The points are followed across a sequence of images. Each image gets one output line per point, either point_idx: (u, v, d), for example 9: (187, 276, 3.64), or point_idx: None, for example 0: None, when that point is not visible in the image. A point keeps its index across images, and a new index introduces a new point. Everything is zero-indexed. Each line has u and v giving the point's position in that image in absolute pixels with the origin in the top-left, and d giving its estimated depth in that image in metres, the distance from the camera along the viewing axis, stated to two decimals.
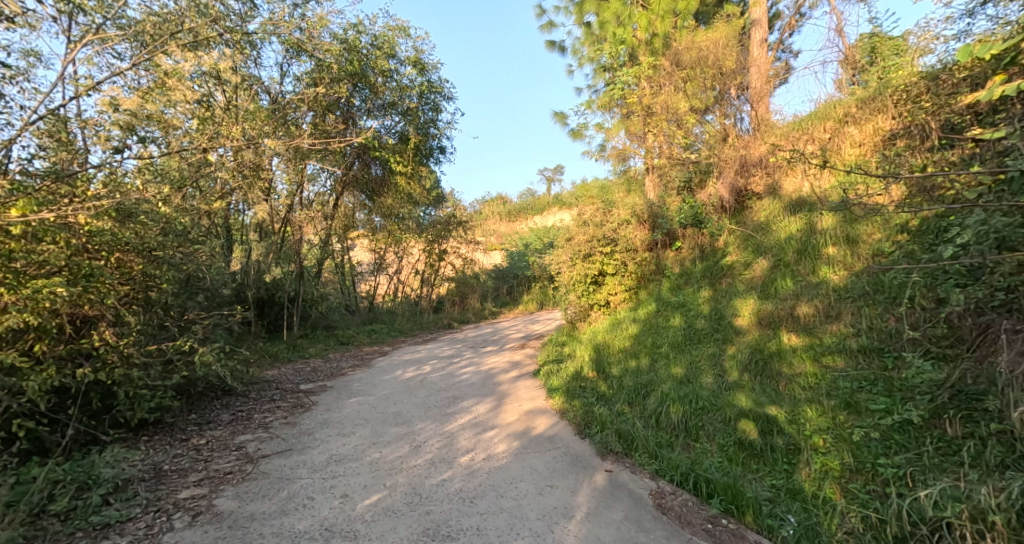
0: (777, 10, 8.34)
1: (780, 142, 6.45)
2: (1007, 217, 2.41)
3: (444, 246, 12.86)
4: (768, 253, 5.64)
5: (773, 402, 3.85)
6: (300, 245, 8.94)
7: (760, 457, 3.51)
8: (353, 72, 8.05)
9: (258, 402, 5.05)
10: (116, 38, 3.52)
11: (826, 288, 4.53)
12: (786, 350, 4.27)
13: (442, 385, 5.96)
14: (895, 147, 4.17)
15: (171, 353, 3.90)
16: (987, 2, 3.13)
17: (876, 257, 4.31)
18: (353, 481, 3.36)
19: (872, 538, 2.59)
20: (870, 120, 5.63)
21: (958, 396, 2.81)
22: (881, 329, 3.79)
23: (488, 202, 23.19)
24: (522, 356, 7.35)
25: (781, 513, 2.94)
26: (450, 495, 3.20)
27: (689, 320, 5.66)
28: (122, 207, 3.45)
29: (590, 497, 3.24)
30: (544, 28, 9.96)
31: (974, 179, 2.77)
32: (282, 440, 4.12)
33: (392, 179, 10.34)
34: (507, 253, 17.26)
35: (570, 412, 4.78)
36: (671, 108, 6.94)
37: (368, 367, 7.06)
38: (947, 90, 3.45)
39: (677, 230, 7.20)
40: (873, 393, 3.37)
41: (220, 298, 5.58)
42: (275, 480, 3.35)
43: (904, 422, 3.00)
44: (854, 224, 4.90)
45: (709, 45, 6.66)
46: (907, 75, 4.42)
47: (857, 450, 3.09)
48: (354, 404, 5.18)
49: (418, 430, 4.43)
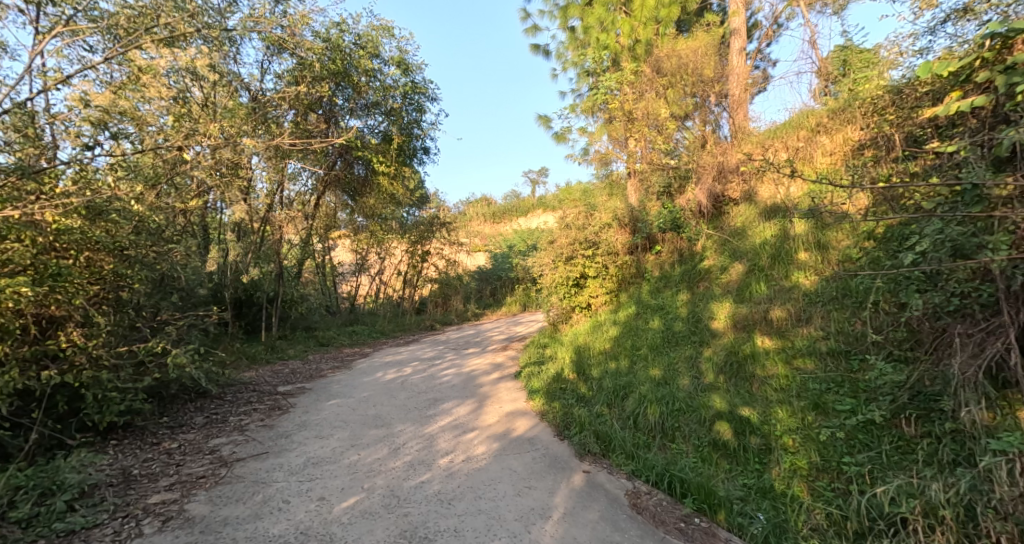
0: (755, 20, 8.55)
1: (754, 150, 6.63)
2: (962, 226, 2.52)
3: (427, 247, 12.78)
4: (743, 258, 5.80)
5: (746, 403, 3.95)
6: (280, 245, 8.79)
7: (733, 457, 3.59)
8: (336, 71, 7.99)
9: (235, 404, 4.98)
10: (90, 29, 3.50)
11: (798, 292, 4.67)
12: (759, 353, 4.38)
13: (423, 386, 5.95)
14: (863, 156, 4.33)
15: (143, 354, 3.80)
16: (947, 20, 3.27)
17: (845, 263, 4.47)
18: (331, 484, 3.34)
19: (834, 534, 2.69)
20: (841, 130, 5.90)
21: (917, 397, 2.95)
22: (848, 332, 3.94)
23: (473, 203, 23.20)
24: (504, 358, 7.38)
25: (751, 511, 3.01)
26: (429, 497, 3.20)
27: (668, 322, 5.77)
28: (94, 204, 3.39)
29: (568, 497, 3.28)
30: (528, 32, 9.91)
31: (933, 190, 2.90)
32: (258, 442, 4.07)
33: (375, 179, 10.29)
34: (491, 254, 17.26)
35: (550, 413, 4.82)
36: (652, 114, 7.08)
37: (348, 369, 7.01)
38: (910, 103, 3.55)
39: (657, 235, 7.35)
40: (840, 395, 3.50)
41: (195, 298, 5.47)
42: (250, 484, 3.30)
43: (867, 422, 3.13)
44: (825, 231, 5.05)
45: (688, 53, 6.90)
46: (875, 88, 4.58)
47: (823, 449, 3.20)
48: (333, 406, 5.14)
49: (397, 432, 4.41)
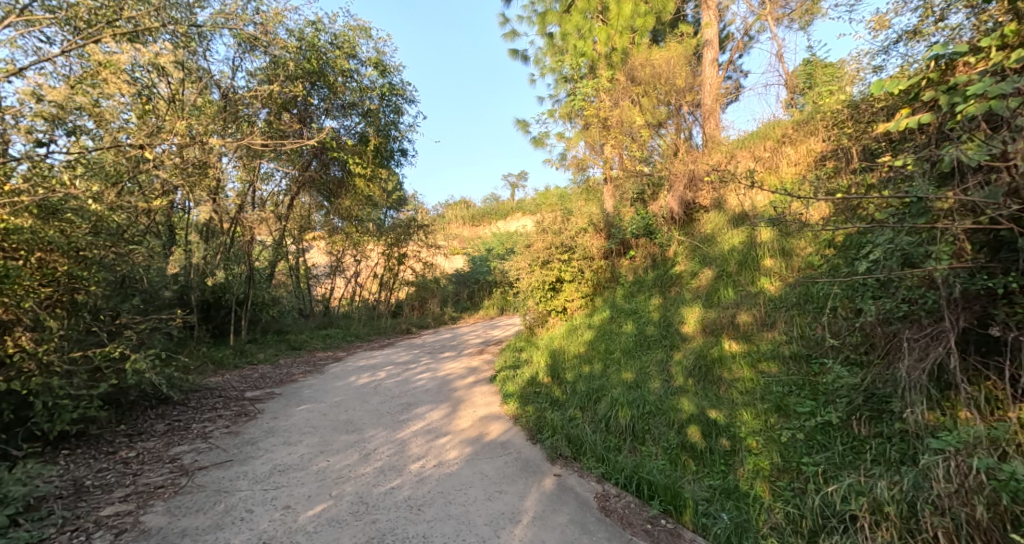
0: (728, 32, 8.80)
1: (724, 160, 6.84)
2: (911, 237, 2.67)
3: (404, 250, 12.71)
4: (712, 264, 5.98)
5: (713, 405, 4.05)
6: (251, 246, 8.56)
7: (700, 459, 3.67)
8: (311, 71, 7.84)
9: (199, 411, 4.82)
10: (47, 21, 3.41)
11: (763, 298, 4.83)
12: (727, 357, 4.49)
13: (397, 391, 5.89)
14: (825, 167, 4.55)
15: (100, 361, 3.65)
16: (899, 41, 3.55)
17: (807, 269, 4.64)
18: (297, 492, 3.27)
19: (792, 532, 2.78)
20: (804, 141, 6.13)
21: (871, 399, 3.10)
22: (809, 337, 4.09)
23: (451, 206, 23.15)
24: (480, 362, 7.36)
25: (715, 511, 3.09)
26: (398, 503, 3.17)
27: (640, 326, 5.87)
28: (45, 202, 3.31)
29: (538, 501, 3.30)
30: (507, 36, 9.93)
31: (886, 201, 3.07)
32: (223, 450, 3.96)
33: (351, 180, 10.11)
34: (469, 257, 17.21)
35: (524, 417, 4.84)
36: (627, 121, 7.19)
37: (320, 373, 6.89)
38: (866, 118, 3.80)
39: (630, 240, 7.48)
40: (801, 397, 3.63)
41: (158, 300, 5.29)
42: (211, 493, 3.21)
43: (825, 423, 3.26)
44: (788, 238, 5.24)
45: (661, 63, 7.05)
46: (836, 102, 4.79)
47: (784, 450, 3.30)
48: (304, 411, 5.04)
49: (369, 438, 4.36)
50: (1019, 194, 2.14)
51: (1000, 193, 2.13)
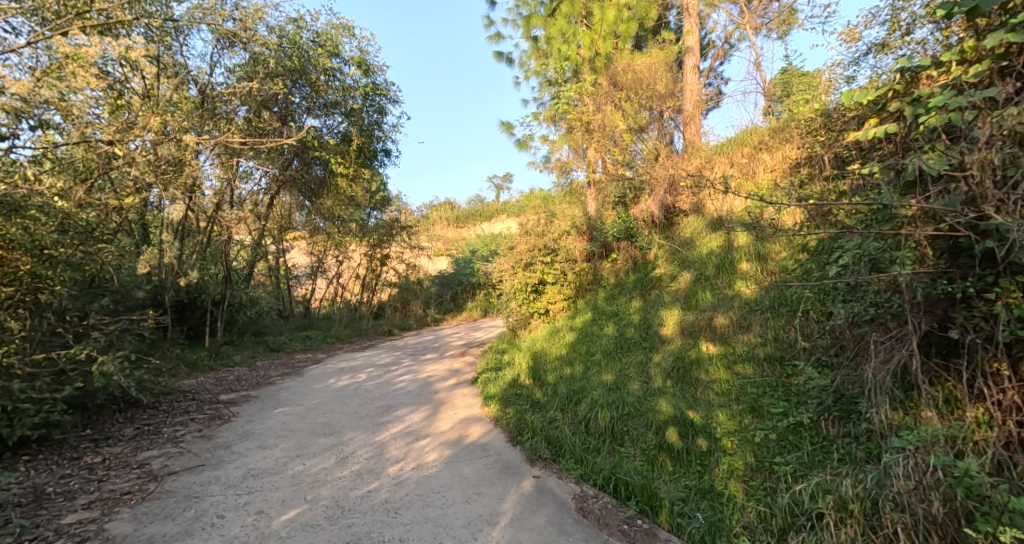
0: (709, 40, 8.97)
1: (703, 165, 6.97)
2: (879, 242, 2.77)
3: (387, 251, 12.59)
4: (691, 267, 6.08)
5: (690, 407, 4.10)
6: (229, 246, 8.37)
7: (677, 460, 3.71)
8: (293, 68, 7.68)
9: (170, 415, 4.70)
10: (13, 10, 3.28)
11: (739, 301, 4.94)
12: (704, 359, 4.57)
13: (377, 393, 5.84)
14: (799, 173, 4.67)
15: (65, 363, 3.53)
16: (868, 54, 3.71)
17: (781, 273, 4.76)
18: (271, 496, 3.21)
19: (762, 531, 2.83)
20: (780, 148, 6.28)
21: (841, 400, 3.19)
22: (782, 339, 4.19)
23: (435, 208, 23.06)
24: (462, 364, 7.33)
25: (690, 511, 3.13)
26: (375, 506, 3.14)
27: (621, 328, 5.93)
28: (7, 198, 3.21)
29: (516, 503, 3.31)
30: (491, 39, 9.96)
31: (855, 208, 3.18)
32: (194, 455, 3.86)
33: (333, 180, 10.02)
34: (453, 259, 17.12)
35: (504, 419, 4.84)
36: (609, 125, 7.29)
37: (299, 375, 6.78)
38: (838, 127, 3.95)
39: (612, 243, 7.55)
40: (774, 398, 3.71)
41: (129, 301, 5.15)
42: (181, 499, 3.13)
43: (797, 424, 3.34)
44: (763, 242, 5.37)
45: (643, 69, 7.21)
46: (810, 110, 4.93)
47: (757, 451, 3.37)
48: (280, 414, 4.95)
49: (347, 441, 4.30)
50: (976, 202, 2.22)
51: (957, 201, 2.22)
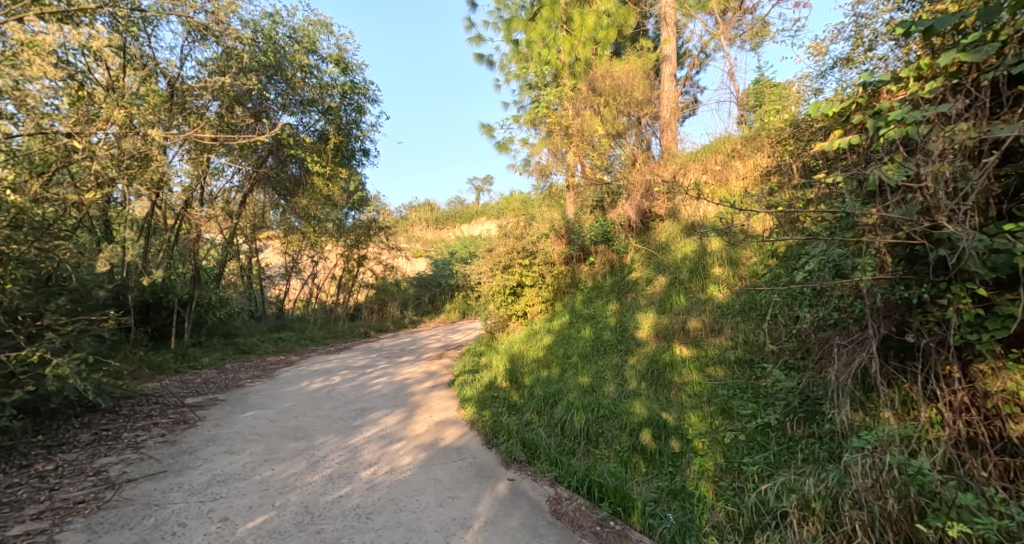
0: (686, 49, 9.17)
1: (678, 171, 7.12)
2: (843, 249, 2.88)
3: (364, 252, 12.40)
4: (666, 271, 6.19)
5: (664, 408, 4.17)
6: (198, 244, 8.10)
7: (651, 461, 3.76)
8: (267, 64, 7.49)
9: (131, 419, 4.51)
10: None
11: (711, 305, 5.05)
12: (677, 361, 4.65)
13: (351, 396, 5.73)
14: (769, 181, 4.82)
15: (15, 365, 3.36)
16: (834, 67, 3.86)
17: (752, 278, 4.89)
18: (237, 503, 3.11)
19: (730, 530, 2.89)
20: (751, 156, 6.47)
21: (806, 401, 3.29)
22: (752, 342, 4.30)
23: (414, 209, 22.86)
24: (439, 366, 7.28)
25: (662, 512, 3.17)
26: (346, 512, 3.08)
27: (598, 331, 5.98)
28: None
29: (490, 506, 3.29)
30: (472, 40, 9.95)
31: (820, 216, 3.30)
32: (156, 461, 3.71)
33: (309, 179, 9.84)
34: (432, 260, 16.99)
35: (480, 421, 4.81)
36: (588, 130, 7.37)
37: (270, 377, 6.61)
38: (806, 136, 4.09)
39: (590, 246, 7.63)
40: (744, 400, 3.80)
41: (88, 300, 4.93)
42: (141, 507, 3.01)
43: (765, 425, 3.43)
44: (735, 248, 5.51)
45: (622, 76, 7.34)
46: (780, 119, 5.10)
47: (727, 451, 3.44)
48: (250, 418, 4.81)
49: (319, 445, 4.21)
50: (930, 213, 2.33)
51: (913, 211, 2.31)
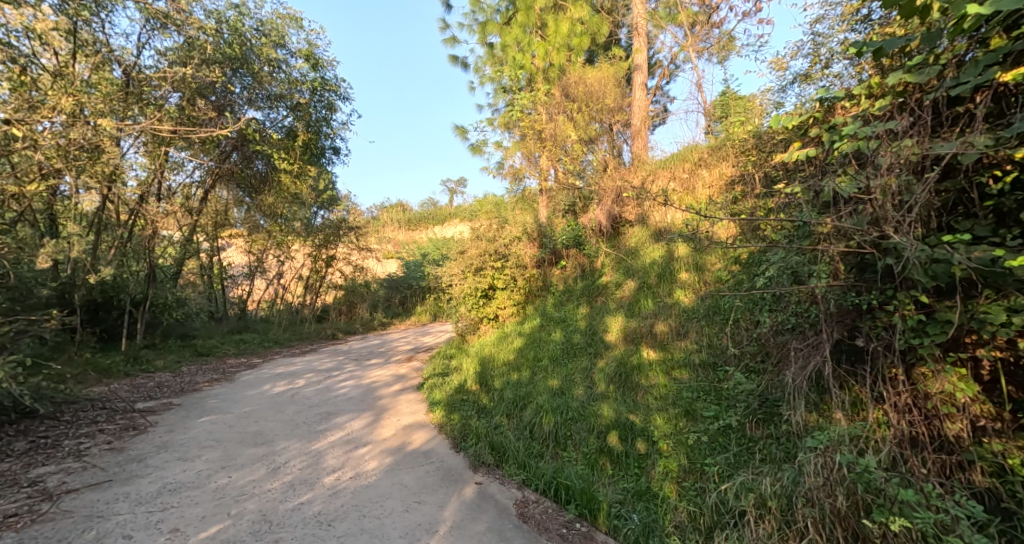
0: (657, 59, 9.41)
1: (648, 178, 7.28)
2: (800, 257, 3.01)
3: (333, 252, 12.10)
4: (635, 275, 6.31)
5: (631, 410, 4.24)
6: (154, 242, 7.71)
7: (618, 463, 3.81)
8: (233, 56, 7.23)
9: (74, 426, 4.24)
10: None
11: (677, 309, 5.18)
12: (645, 365, 4.74)
13: (316, 399, 5.56)
14: (733, 190, 4.99)
15: None
16: (794, 82, 4.04)
17: (716, 283, 5.04)
18: (189, 513, 2.96)
19: (692, 529, 2.95)
20: (717, 165, 6.69)
21: (765, 403, 3.41)
22: (715, 345, 4.43)
23: (386, 209, 22.52)
24: (408, 369, 7.17)
25: (627, 513, 3.21)
26: (307, 519, 2.98)
27: (568, 334, 6.04)
28: None
29: (456, 510, 3.25)
30: (447, 42, 9.91)
31: (780, 224, 3.43)
32: (100, 470, 3.49)
33: (275, 176, 9.55)
34: (403, 262, 16.77)
35: (449, 425, 4.76)
36: (561, 135, 7.46)
37: (230, 381, 6.35)
38: (767, 147, 4.26)
39: (561, 250, 7.71)
40: (707, 402, 3.90)
41: (27, 299, 4.60)
42: (81, 519, 2.82)
43: (726, 426, 3.53)
44: (701, 254, 5.67)
45: (594, 83, 7.48)
46: (744, 131, 5.29)
47: (690, 452, 3.53)
48: (206, 423, 4.59)
49: (280, 450, 4.06)
50: (878, 223, 2.45)
51: (864, 221, 2.43)
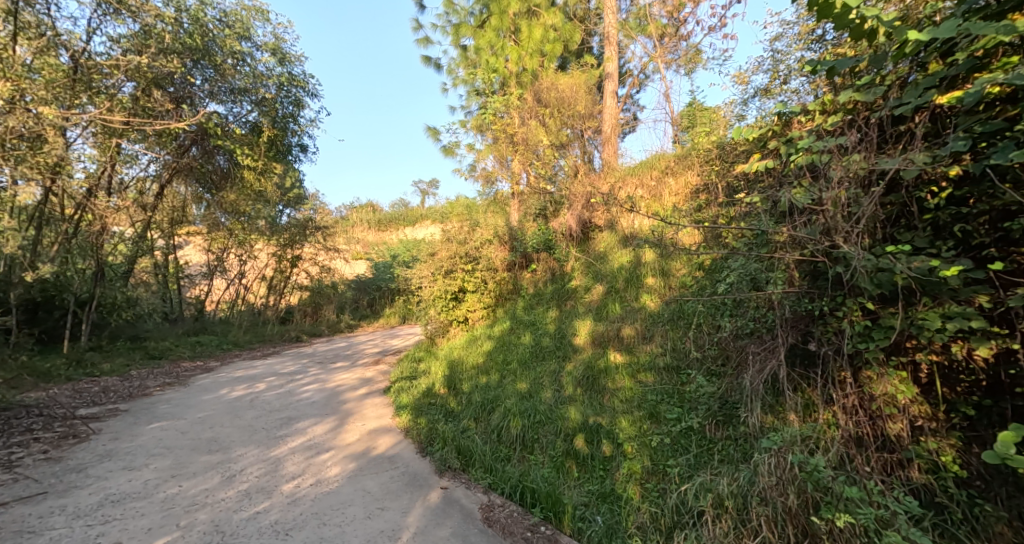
0: (627, 68, 9.61)
1: (617, 184, 7.42)
2: (759, 264, 3.11)
3: (299, 252, 11.74)
4: (603, 280, 6.42)
5: (597, 413, 4.28)
6: (103, 238, 7.26)
7: (583, 465, 3.84)
8: (193, 47, 6.93)
9: (6, 434, 3.93)
10: None
11: (644, 313, 5.29)
12: (612, 368, 4.80)
13: (277, 404, 5.36)
14: (697, 198, 5.15)
15: None
16: (755, 96, 4.20)
17: (680, 288, 5.18)
18: (133, 525, 2.79)
19: (653, 530, 3.00)
20: (683, 174, 6.88)
21: (724, 405, 3.52)
22: (679, 349, 4.54)
23: (356, 209, 22.06)
24: (375, 372, 7.02)
25: (591, 515, 3.23)
26: (262, 529, 2.86)
27: (537, 337, 6.07)
28: None
29: (420, 516, 3.20)
30: (420, 42, 9.82)
31: (741, 232, 3.55)
32: (34, 481, 3.26)
33: (238, 173, 9.21)
34: (373, 263, 16.45)
35: (415, 429, 4.68)
36: (532, 139, 7.51)
37: (184, 385, 6.04)
38: (730, 158, 4.41)
39: (531, 254, 7.75)
40: (670, 404, 3.99)
41: None
42: (9, 535, 2.61)
43: (688, 429, 3.61)
44: (666, 260, 5.81)
45: (566, 89, 7.57)
46: (708, 141, 5.48)
47: (653, 454, 3.60)
48: (156, 430, 4.35)
49: (236, 458, 3.89)
50: (829, 233, 2.57)
51: (817, 231, 2.54)
